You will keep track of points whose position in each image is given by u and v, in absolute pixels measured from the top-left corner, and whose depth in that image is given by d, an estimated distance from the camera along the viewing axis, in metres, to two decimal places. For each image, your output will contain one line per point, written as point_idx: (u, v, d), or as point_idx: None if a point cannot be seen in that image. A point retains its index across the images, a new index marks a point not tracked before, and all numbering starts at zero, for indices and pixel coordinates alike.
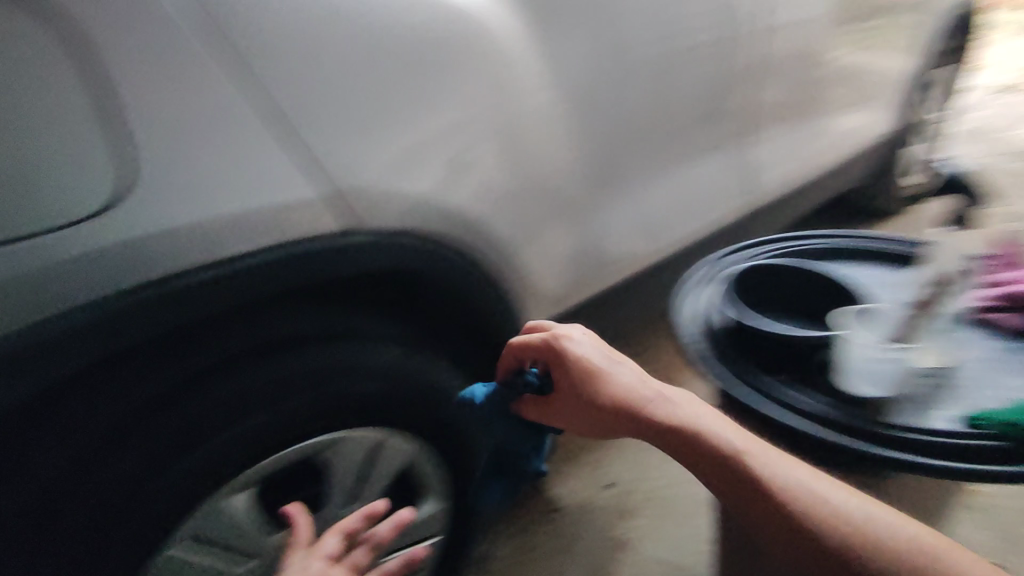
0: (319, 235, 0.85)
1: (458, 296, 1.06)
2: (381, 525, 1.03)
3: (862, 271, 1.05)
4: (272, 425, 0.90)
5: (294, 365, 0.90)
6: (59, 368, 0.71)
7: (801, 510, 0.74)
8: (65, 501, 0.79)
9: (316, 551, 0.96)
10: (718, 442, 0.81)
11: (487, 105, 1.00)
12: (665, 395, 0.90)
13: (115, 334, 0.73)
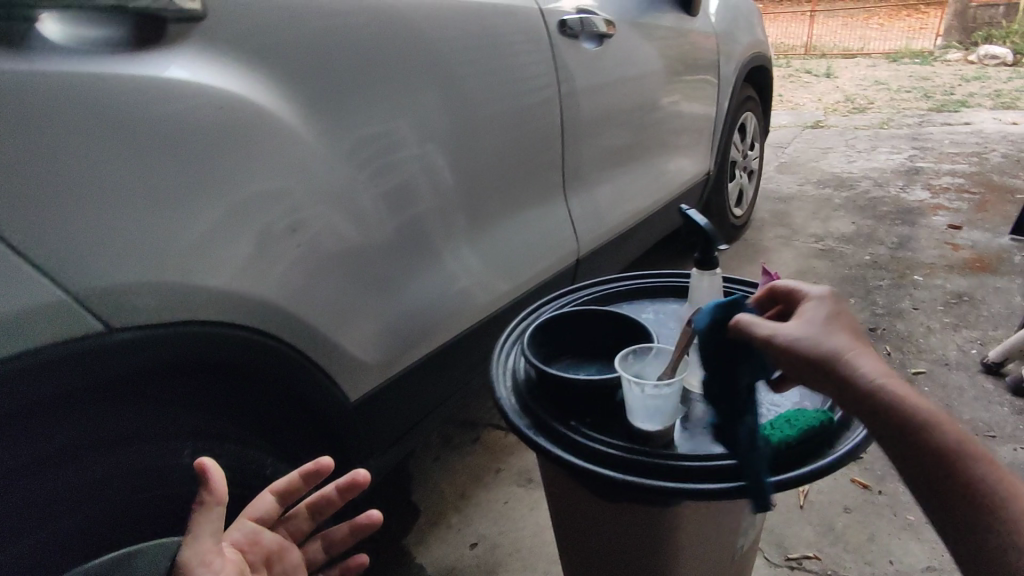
0: (81, 338, 0.76)
1: (265, 374, 1.00)
2: (328, 487, 1.01)
3: (643, 310, 1.22)
4: (34, 552, 0.78)
5: (58, 479, 0.79)
6: None
7: (891, 418, 0.69)
8: None
9: (248, 514, 0.97)
10: (823, 354, 0.73)
11: (284, 187, 0.98)
12: (814, 321, 0.77)
13: None
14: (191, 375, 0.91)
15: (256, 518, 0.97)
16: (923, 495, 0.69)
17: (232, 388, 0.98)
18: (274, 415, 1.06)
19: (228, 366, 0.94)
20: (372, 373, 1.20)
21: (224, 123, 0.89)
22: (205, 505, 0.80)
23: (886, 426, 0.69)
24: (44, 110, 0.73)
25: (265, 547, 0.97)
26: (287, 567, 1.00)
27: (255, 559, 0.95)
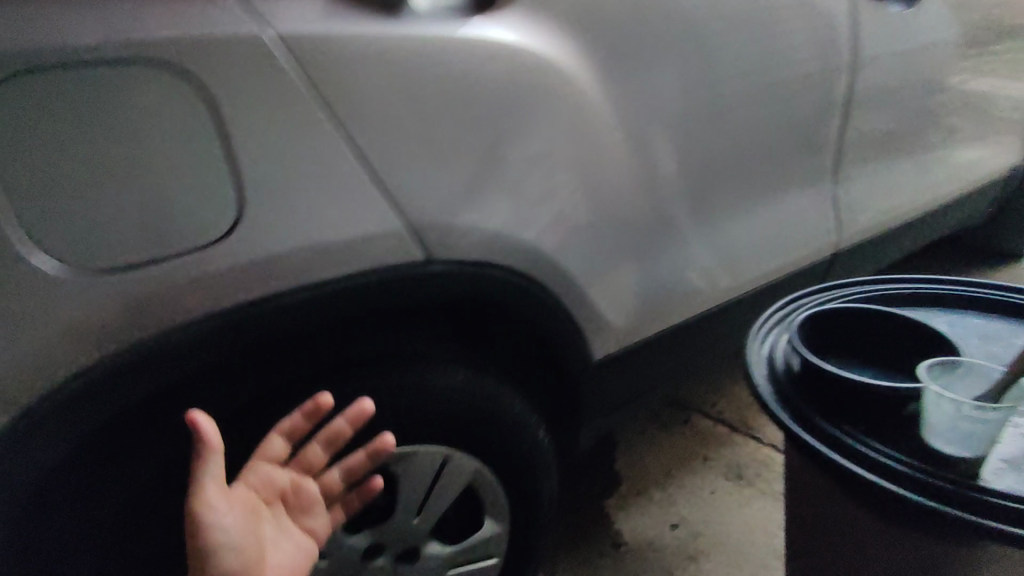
0: (402, 264, 0.86)
1: (525, 326, 1.08)
2: (338, 419, 0.88)
3: (936, 318, 1.05)
4: (349, 433, 0.95)
5: (373, 378, 0.95)
6: (169, 370, 0.75)
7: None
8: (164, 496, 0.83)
9: (260, 454, 0.85)
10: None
11: (571, 139, 1.01)
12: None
13: (225, 345, 0.77)
14: (464, 314, 1.05)
15: (277, 457, 0.86)
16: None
17: (492, 333, 1.09)
18: (522, 365, 1.15)
19: (500, 310, 1.03)
20: (614, 336, 1.22)
21: (530, 81, 0.94)
22: (207, 456, 0.72)
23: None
24: (403, 65, 0.83)
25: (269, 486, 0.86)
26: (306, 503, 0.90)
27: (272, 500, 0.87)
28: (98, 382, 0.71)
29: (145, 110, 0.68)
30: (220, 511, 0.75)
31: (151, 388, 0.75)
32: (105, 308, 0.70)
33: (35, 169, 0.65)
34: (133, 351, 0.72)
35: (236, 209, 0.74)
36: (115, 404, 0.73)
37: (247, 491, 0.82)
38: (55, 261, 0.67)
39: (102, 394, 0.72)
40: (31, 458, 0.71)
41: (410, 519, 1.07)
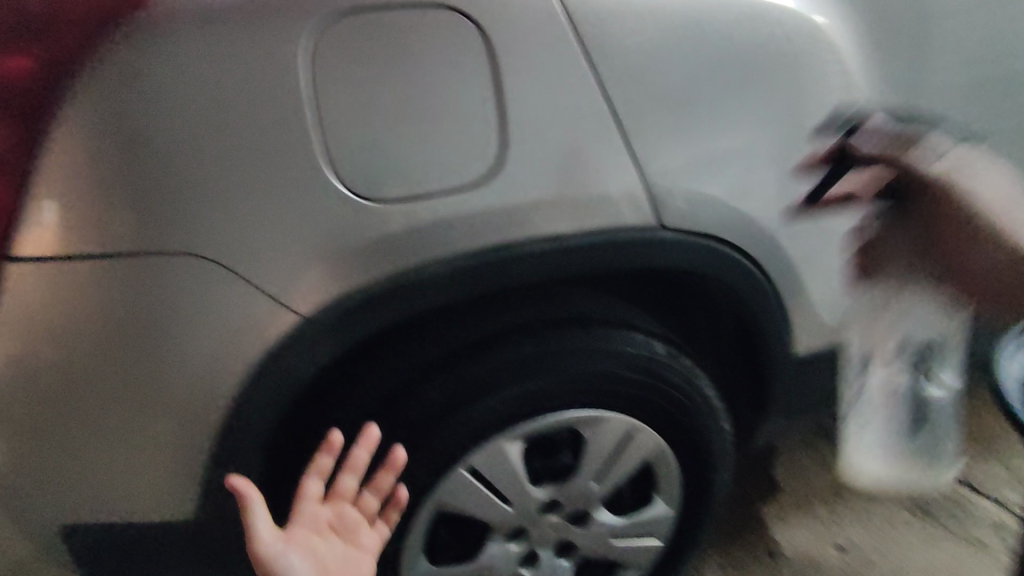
0: (635, 229, 0.89)
1: (725, 310, 1.07)
2: (319, 456, 0.85)
3: None
4: (554, 389, 0.96)
5: (584, 336, 0.96)
6: (432, 297, 0.82)
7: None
8: (395, 414, 0.90)
9: (300, 496, 0.84)
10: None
11: (814, 112, 0.95)
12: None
13: (481, 281, 0.83)
14: (666, 289, 1.06)
15: (317, 494, 0.85)
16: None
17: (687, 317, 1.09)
18: (710, 349, 1.13)
19: (705, 291, 1.04)
20: (822, 331, 1.13)
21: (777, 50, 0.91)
22: (251, 504, 0.75)
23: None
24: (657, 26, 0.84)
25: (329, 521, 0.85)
26: (359, 532, 0.87)
27: (337, 536, 0.85)
28: (377, 298, 0.80)
29: (434, 60, 0.76)
30: (280, 552, 0.77)
31: (415, 310, 0.82)
32: (385, 232, 0.78)
33: (344, 108, 0.74)
34: (408, 275, 0.80)
35: (497, 153, 0.79)
36: (385, 319, 0.81)
37: (302, 529, 0.82)
38: (350, 192, 0.76)
39: (379, 308, 0.80)
40: (306, 358, 0.81)
41: (591, 483, 1.07)
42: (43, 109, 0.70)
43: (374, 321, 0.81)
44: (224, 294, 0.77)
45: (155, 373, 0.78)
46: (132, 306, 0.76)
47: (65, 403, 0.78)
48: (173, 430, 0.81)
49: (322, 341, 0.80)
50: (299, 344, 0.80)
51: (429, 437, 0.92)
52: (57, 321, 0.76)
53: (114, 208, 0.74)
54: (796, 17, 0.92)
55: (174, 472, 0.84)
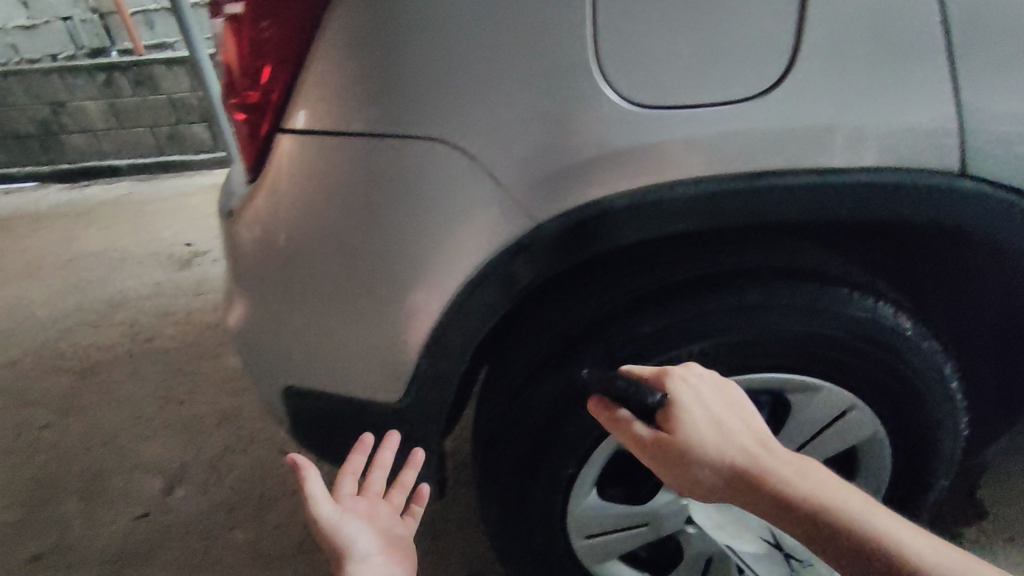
0: (938, 172, 0.75)
1: (988, 284, 0.94)
2: (352, 452, 0.94)
3: None
4: (776, 344, 0.86)
5: (821, 293, 0.84)
6: (676, 221, 0.76)
7: (837, 526, 0.66)
8: (602, 339, 0.86)
9: (337, 490, 0.93)
10: (757, 456, 0.73)
11: None
12: (717, 417, 0.76)
13: (738, 208, 0.75)
14: (919, 255, 0.91)
15: (352, 490, 0.93)
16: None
17: (928, 289, 0.95)
18: (946, 334, 0.98)
19: (970, 259, 0.91)
20: None
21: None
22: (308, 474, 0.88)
23: (833, 533, 0.66)
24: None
25: (365, 509, 0.92)
26: (388, 519, 0.93)
27: (375, 522, 0.91)
28: (626, 212, 0.75)
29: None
30: (333, 518, 0.87)
31: (659, 231, 0.76)
32: (652, 137, 0.72)
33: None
34: (663, 191, 0.74)
35: (789, 63, 0.71)
36: (626, 236, 0.76)
37: (350, 511, 0.90)
38: (615, 92, 0.71)
39: (624, 221, 0.75)
40: (540, 262, 0.78)
41: None
42: (328, 11, 0.74)
43: (617, 235, 0.76)
44: (466, 186, 0.75)
45: (387, 258, 0.80)
46: (378, 189, 0.77)
47: (313, 273, 0.84)
48: (393, 317, 0.83)
49: (558, 248, 0.77)
50: (540, 247, 0.77)
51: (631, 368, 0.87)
52: (314, 191, 0.80)
53: (379, 85, 0.74)
54: None
55: (386, 359, 0.86)
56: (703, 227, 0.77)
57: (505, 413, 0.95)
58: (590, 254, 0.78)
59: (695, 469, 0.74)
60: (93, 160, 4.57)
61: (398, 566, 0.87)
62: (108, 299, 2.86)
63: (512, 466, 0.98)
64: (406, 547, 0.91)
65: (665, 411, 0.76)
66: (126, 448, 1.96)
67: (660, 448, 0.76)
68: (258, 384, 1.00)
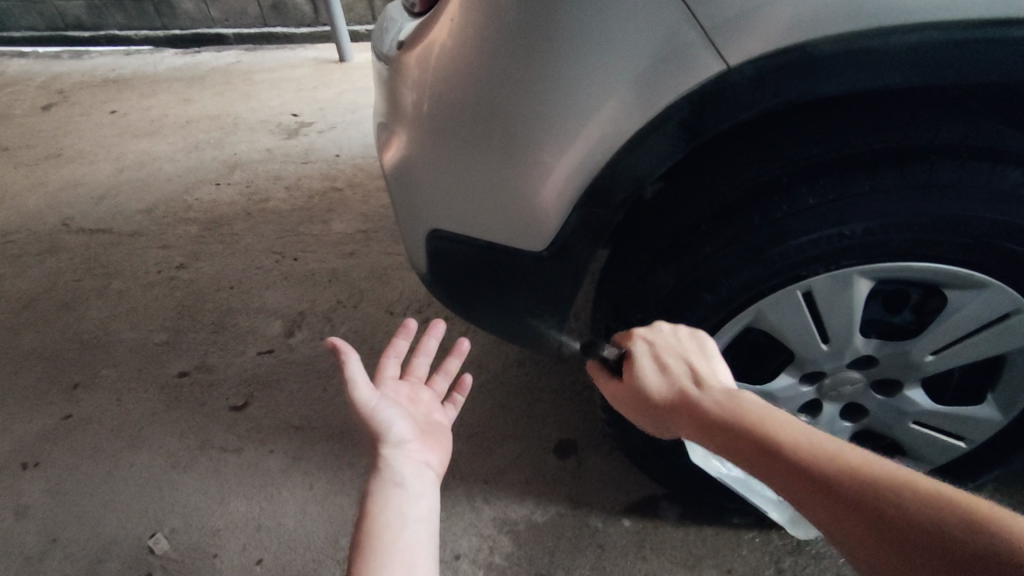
0: None
1: None
2: (398, 340, 1.06)
3: None
4: (952, 231, 0.82)
5: (1019, 179, 0.78)
6: (884, 74, 0.70)
7: (757, 444, 0.68)
8: (761, 209, 0.83)
9: (382, 374, 1.05)
10: (693, 390, 0.78)
11: None
12: (666, 362, 0.82)
13: (956, 64, 0.69)
14: None
15: (394, 374, 1.06)
16: (822, 516, 0.61)
17: None
18: None
19: None
20: None
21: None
22: (350, 360, 0.93)
23: (751, 449, 0.68)
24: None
25: (409, 393, 1.06)
26: (429, 403, 1.08)
27: (420, 407, 1.05)
28: (829, 61, 0.70)
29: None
30: (376, 401, 0.96)
31: (859, 86, 0.71)
32: None
33: None
34: (878, 39, 0.68)
35: None
36: (822, 88, 0.72)
37: (391, 394, 1.02)
38: None
39: (824, 71, 0.70)
40: (721, 113, 0.75)
41: (927, 354, 0.94)
42: None
43: (812, 87, 0.72)
44: (660, 18, 0.73)
45: (563, 94, 0.80)
46: (565, 19, 0.77)
47: (483, 112, 0.85)
48: (558, 162, 0.84)
49: (743, 99, 0.74)
50: (724, 96, 0.74)
51: (790, 243, 0.84)
52: (500, 19, 0.81)
53: None
54: None
55: (541, 207, 0.88)
56: (912, 85, 0.71)
57: (638, 277, 0.96)
58: (776, 107, 0.74)
59: (651, 410, 0.81)
60: (202, 26, 4.66)
61: (428, 449, 0.98)
62: (224, 161, 3.02)
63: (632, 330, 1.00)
64: (436, 431, 1.03)
65: (624, 363, 0.85)
66: (249, 293, 2.16)
67: (624, 394, 0.85)
68: (404, 226, 1.05)
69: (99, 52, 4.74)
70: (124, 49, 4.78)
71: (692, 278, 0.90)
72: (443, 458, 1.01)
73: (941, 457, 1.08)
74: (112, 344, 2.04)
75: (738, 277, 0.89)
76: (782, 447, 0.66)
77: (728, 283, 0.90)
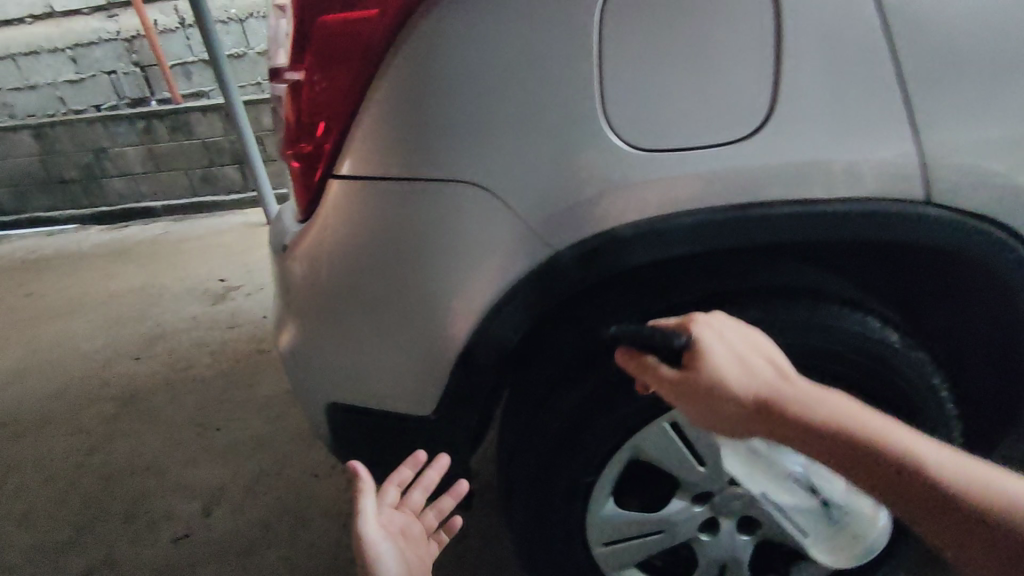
0: (900, 201, 0.81)
1: (981, 306, 0.96)
2: (404, 469, 1.02)
3: None
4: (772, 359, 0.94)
5: (812, 311, 0.93)
6: (669, 246, 0.84)
7: (867, 450, 0.67)
8: (615, 356, 0.97)
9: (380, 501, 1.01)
10: (782, 389, 0.71)
11: None
12: (741, 354, 0.73)
13: (724, 236, 0.82)
14: (907, 272, 0.97)
15: (392, 502, 1.01)
16: (945, 531, 0.64)
17: (920, 306, 1.00)
18: (943, 356, 1.02)
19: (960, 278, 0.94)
20: None
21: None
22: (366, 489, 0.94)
23: (864, 456, 0.67)
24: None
25: (400, 525, 1.01)
26: (416, 541, 1.02)
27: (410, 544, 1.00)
28: (624, 241, 0.83)
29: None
30: (375, 534, 0.94)
31: (653, 256, 0.84)
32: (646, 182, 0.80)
33: (629, 58, 0.77)
34: (656, 222, 0.82)
35: (768, 106, 0.77)
36: (626, 261, 0.85)
37: (387, 525, 0.98)
38: (621, 138, 0.79)
39: (622, 249, 0.84)
40: (552, 286, 0.88)
41: (790, 462, 1.05)
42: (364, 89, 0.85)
43: (617, 261, 0.85)
44: (499, 221, 0.85)
45: (421, 282, 0.90)
46: (409, 221, 0.87)
47: (357, 300, 0.95)
48: (429, 337, 0.94)
49: (567, 275, 0.87)
50: (551, 274, 0.87)
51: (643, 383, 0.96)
52: (355, 227, 0.90)
53: (426, 136, 0.83)
54: None
55: (424, 376, 0.97)
56: (696, 252, 0.85)
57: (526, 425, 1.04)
58: (592, 277, 0.87)
59: (726, 408, 0.72)
60: (130, 202, 4.80)
61: None
62: (146, 333, 3.00)
63: (529, 474, 1.06)
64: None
65: (693, 357, 0.72)
66: (166, 472, 2.07)
67: (689, 391, 0.73)
68: (304, 401, 1.10)
69: (21, 236, 4.76)
70: (47, 231, 4.81)
71: (570, 421, 1.00)
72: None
73: (839, 558, 1.14)
74: (9, 552, 1.87)
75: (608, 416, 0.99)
76: (896, 458, 0.66)
77: (602, 423, 0.99)
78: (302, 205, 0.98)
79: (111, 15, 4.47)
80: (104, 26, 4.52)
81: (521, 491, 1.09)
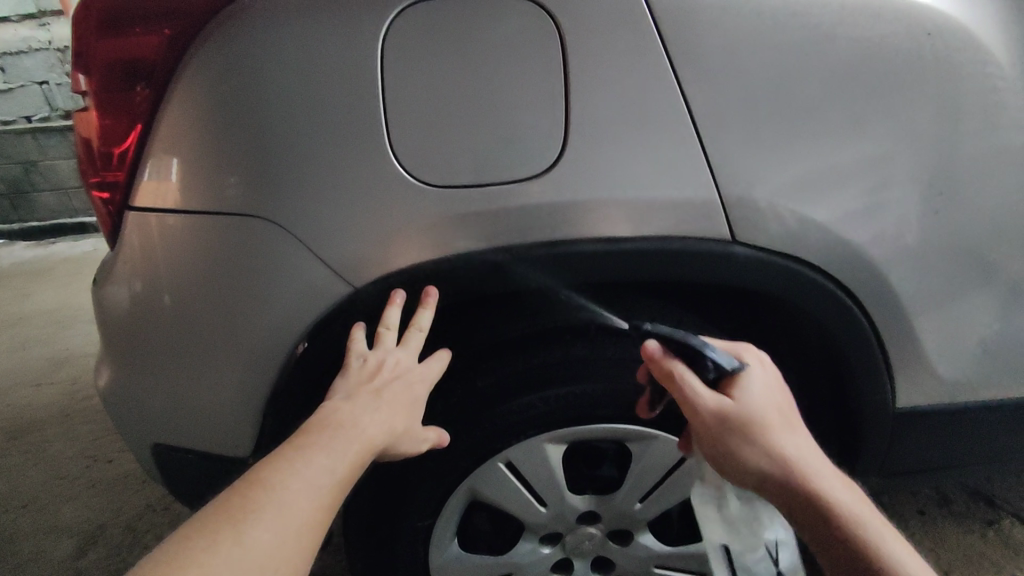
0: (704, 240, 0.80)
1: (814, 348, 0.93)
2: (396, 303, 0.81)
3: None
4: (604, 400, 0.91)
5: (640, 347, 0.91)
6: (474, 284, 0.80)
7: (850, 526, 0.65)
8: (445, 394, 0.93)
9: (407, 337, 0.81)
10: (798, 447, 0.71)
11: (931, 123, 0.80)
12: (778, 403, 0.74)
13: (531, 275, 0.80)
14: (747, 313, 0.94)
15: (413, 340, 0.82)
16: None
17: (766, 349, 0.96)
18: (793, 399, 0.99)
19: (793, 320, 0.90)
20: (928, 381, 0.95)
21: (927, 40, 0.78)
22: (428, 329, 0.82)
23: (840, 531, 0.65)
24: (768, 26, 0.76)
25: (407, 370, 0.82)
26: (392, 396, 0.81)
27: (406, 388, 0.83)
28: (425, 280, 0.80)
29: (517, 36, 0.74)
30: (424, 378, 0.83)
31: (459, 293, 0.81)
32: (439, 219, 0.78)
33: (414, 91, 0.75)
34: (454, 261, 0.79)
35: (560, 145, 0.75)
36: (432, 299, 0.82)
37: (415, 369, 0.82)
38: (408, 173, 0.76)
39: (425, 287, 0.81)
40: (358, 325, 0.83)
41: (635, 502, 1.01)
42: (160, 107, 0.79)
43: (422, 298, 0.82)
44: (291, 255, 0.80)
45: (227, 318, 0.85)
46: (207, 255, 0.82)
47: (166, 337, 0.89)
48: (242, 376, 0.88)
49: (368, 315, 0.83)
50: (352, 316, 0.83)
51: (468, 424, 0.91)
52: (158, 261, 0.85)
53: (213, 166, 0.79)
54: (929, 10, 0.78)
55: (241, 417, 0.91)
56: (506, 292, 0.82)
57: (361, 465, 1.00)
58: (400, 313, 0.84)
59: (736, 439, 0.72)
60: (60, 217, 4.62)
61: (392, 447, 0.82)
62: (49, 360, 2.83)
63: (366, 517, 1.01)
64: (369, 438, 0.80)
65: (732, 379, 0.75)
66: (48, 508, 1.95)
67: (711, 408, 0.73)
68: (128, 441, 1.03)
69: None
70: None
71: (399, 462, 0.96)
72: (369, 447, 0.73)
73: None
74: None
75: (436, 458, 0.94)
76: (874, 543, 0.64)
77: (430, 466, 0.95)
78: (103, 233, 0.92)
79: (42, 25, 4.28)
80: (35, 35, 4.29)
81: (362, 534, 1.04)
